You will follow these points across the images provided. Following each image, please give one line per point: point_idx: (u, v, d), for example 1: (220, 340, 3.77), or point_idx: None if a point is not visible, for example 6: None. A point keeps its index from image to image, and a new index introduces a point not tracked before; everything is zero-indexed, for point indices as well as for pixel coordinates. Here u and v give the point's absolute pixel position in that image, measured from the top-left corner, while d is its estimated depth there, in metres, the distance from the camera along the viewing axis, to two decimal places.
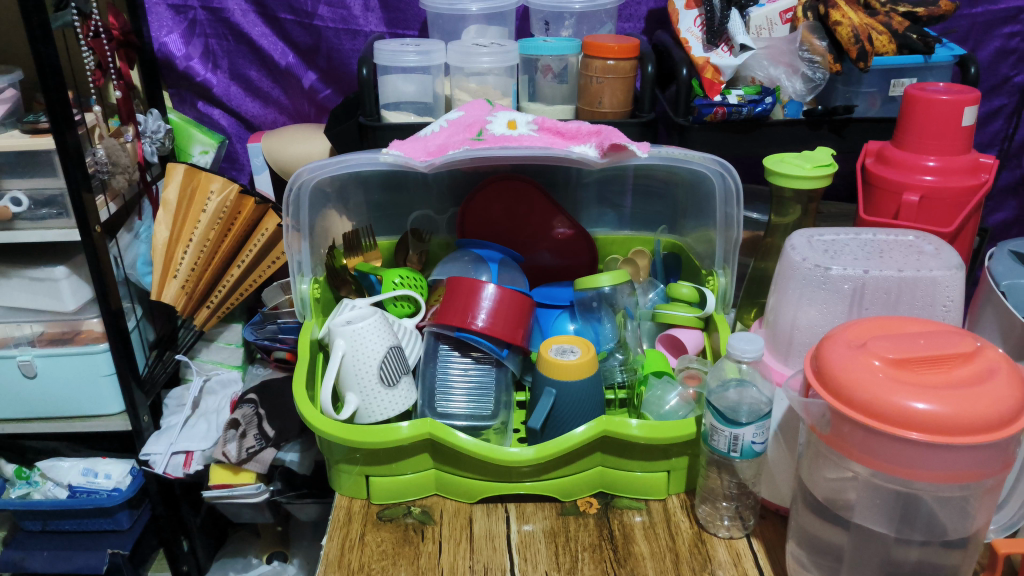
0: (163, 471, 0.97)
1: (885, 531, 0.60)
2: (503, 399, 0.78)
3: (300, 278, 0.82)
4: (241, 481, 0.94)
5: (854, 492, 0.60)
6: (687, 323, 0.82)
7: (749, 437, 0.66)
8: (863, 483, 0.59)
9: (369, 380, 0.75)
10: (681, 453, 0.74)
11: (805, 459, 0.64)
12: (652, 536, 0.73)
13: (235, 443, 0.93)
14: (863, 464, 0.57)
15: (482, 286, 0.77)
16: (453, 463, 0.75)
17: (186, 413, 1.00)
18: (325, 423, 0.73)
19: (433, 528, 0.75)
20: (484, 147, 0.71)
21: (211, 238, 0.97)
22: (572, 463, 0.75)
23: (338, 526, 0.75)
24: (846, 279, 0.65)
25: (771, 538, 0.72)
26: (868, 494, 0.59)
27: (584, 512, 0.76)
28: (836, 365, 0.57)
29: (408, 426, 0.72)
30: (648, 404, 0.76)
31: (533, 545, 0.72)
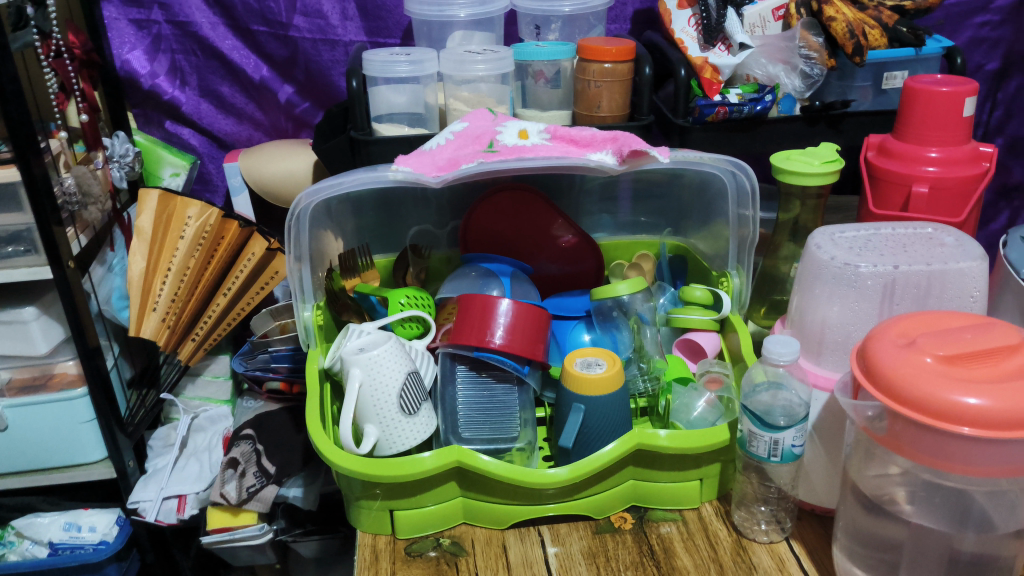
0: (155, 518, 0.91)
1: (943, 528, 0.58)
2: (526, 416, 0.76)
3: (303, 303, 0.78)
4: (242, 523, 0.89)
5: (910, 491, 0.59)
6: (702, 325, 0.81)
7: (789, 441, 0.65)
8: (920, 482, 0.58)
9: (389, 410, 0.71)
10: (713, 460, 0.74)
11: (853, 459, 0.63)
12: (693, 548, 0.72)
13: (234, 483, 0.88)
14: (923, 465, 0.56)
15: (496, 302, 0.74)
16: (480, 489, 0.73)
17: (174, 454, 0.95)
18: (348, 460, 0.69)
19: (467, 559, 0.72)
20: (497, 160, 0.70)
21: (192, 265, 0.92)
22: (603, 481, 0.73)
23: (366, 567, 0.71)
24: (876, 275, 0.65)
25: (811, 539, 0.72)
26: (926, 492, 0.58)
27: (620, 528, 0.74)
28: (884, 363, 0.56)
29: (432, 456, 0.70)
30: (676, 413, 0.75)
31: (573, 568, 0.70)
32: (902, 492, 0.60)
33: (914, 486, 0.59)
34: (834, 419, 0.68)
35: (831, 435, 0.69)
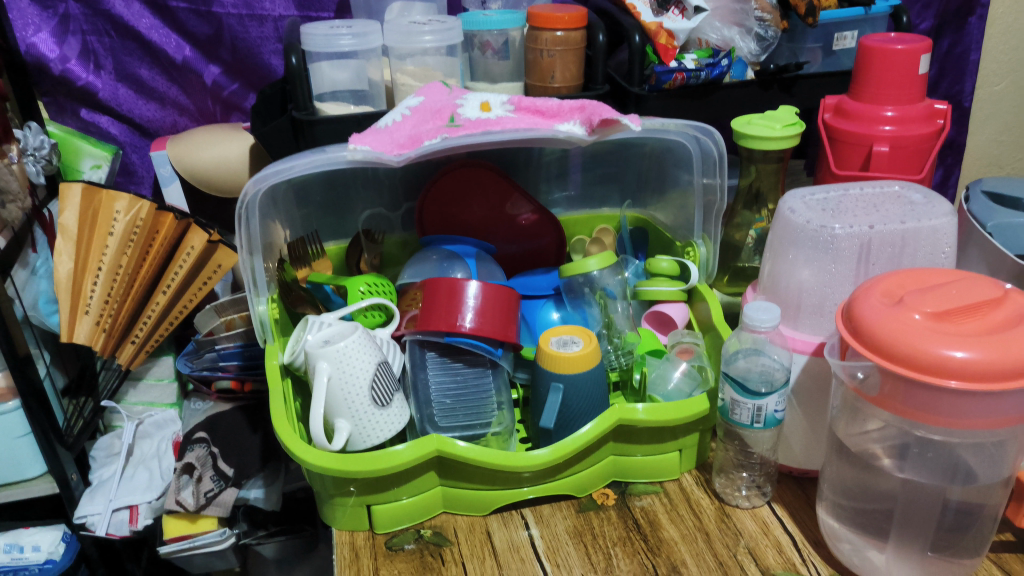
0: (105, 532, 0.86)
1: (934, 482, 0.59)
2: (502, 399, 0.73)
3: (258, 297, 0.73)
4: (201, 530, 0.85)
5: (905, 448, 0.60)
6: (671, 297, 0.80)
7: (772, 407, 0.66)
8: (914, 440, 0.59)
9: (361, 403, 0.68)
10: (691, 431, 0.73)
11: (839, 419, 0.65)
12: (677, 519, 0.71)
13: (191, 489, 0.83)
14: (917, 422, 0.56)
15: (464, 285, 0.72)
16: (458, 477, 0.71)
17: (120, 463, 0.89)
18: (320, 457, 0.66)
19: (451, 549, 0.69)
20: (463, 134, 0.67)
21: (125, 263, 0.86)
22: (584, 460, 0.72)
23: (347, 565, 0.68)
24: (852, 237, 0.67)
25: (792, 500, 0.73)
26: (921, 449, 0.59)
27: (603, 505, 0.73)
28: (872, 321, 0.57)
29: (408, 448, 0.67)
30: (653, 385, 0.74)
31: (561, 549, 0.68)
32: (887, 449, 0.61)
33: (898, 441, 0.60)
34: (815, 384, 0.70)
35: (811, 400, 0.70)
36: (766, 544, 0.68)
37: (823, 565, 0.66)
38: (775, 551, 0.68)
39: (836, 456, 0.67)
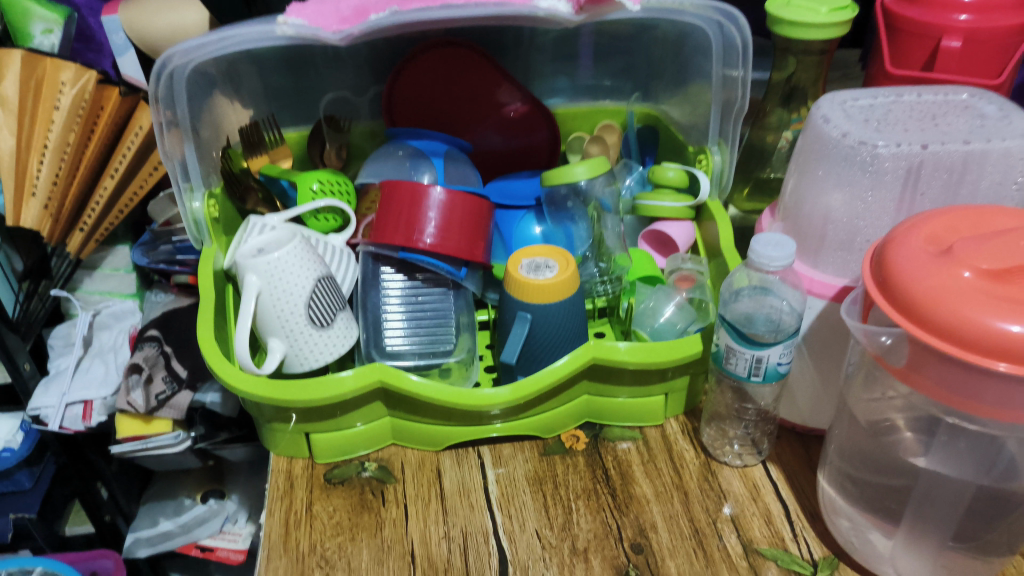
0: (58, 427, 0.80)
1: (968, 475, 0.49)
2: (464, 322, 0.66)
3: (189, 193, 0.64)
4: (155, 432, 0.80)
5: (936, 431, 0.49)
6: (673, 214, 0.69)
7: (774, 359, 0.56)
8: (945, 425, 0.48)
9: (297, 323, 0.59)
10: (682, 374, 0.66)
11: (851, 382, 0.56)
12: (653, 472, 0.65)
13: (140, 390, 0.77)
14: (952, 407, 0.45)
15: (426, 191, 0.61)
16: (410, 409, 0.63)
17: (77, 355, 0.82)
18: (249, 383, 0.58)
19: (395, 487, 0.63)
20: (414, 9, 0.54)
21: (73, 141, 0.77)
22: (555, 398, 0.65)
23: (278, 498, 0.62)
24: (897, 158, 0.54)
25: (791, 463, 0.66)
26: (953, 437, 0.48)
27: (571, 450, 0.67)
28: (908, 277, 0.45)
29: (352, 376, 0.59)
30: (640, 319, 0.65)
31: (516, 497, 0.62)
32: (907, 420, 0.52)
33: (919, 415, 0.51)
34: (832, 333, 0.59)
35: (827, 353, 0.61)
36: (752, 512, 0.62)
37: (815, 544, 0.60)
38: (762, 522, 0.62)
39: (847, 421, 0.58)
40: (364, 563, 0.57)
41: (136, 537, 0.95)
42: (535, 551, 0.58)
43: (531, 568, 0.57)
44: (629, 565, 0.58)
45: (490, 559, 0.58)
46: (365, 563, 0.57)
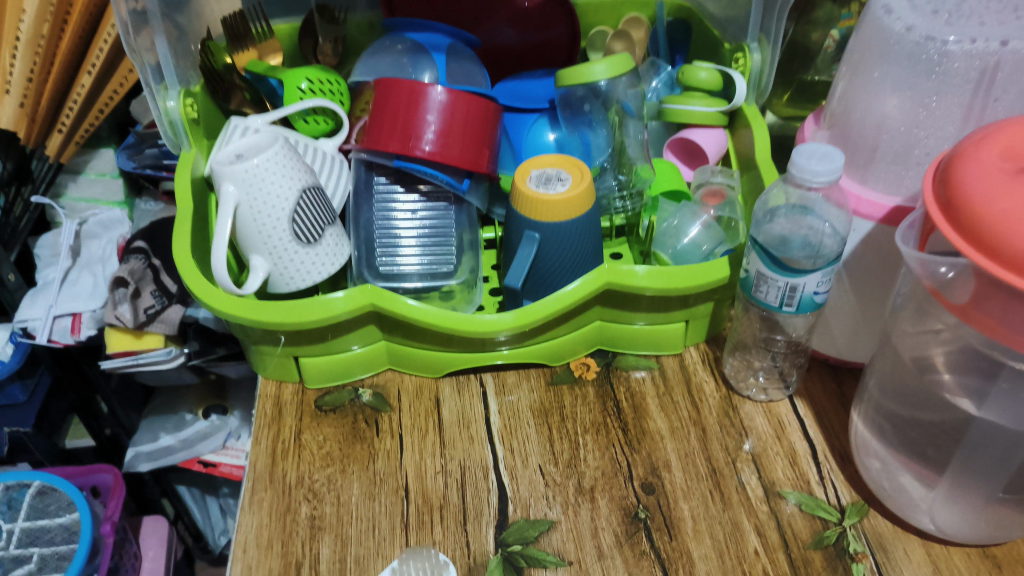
0: (47, 340, 0.75)
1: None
2: (467, 240, 0.60)
3: (163, 91, 0.57)
4: (146, 347, 0.74)
5: (998, 378, 0.43)
6: (705, 120, 0.62)
7: (812, 287, 0.50)
8: (1009, 371, 0.42)
9: (280, 238, 0.53)
10: (705, 300, 0.60)
11: (903, 313, 0.50)
12: (669, 406, 0.60)
13: (128, 304, 0.72)
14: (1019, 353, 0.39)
15: (425, 91, 0.54)
16: (407, 334, 0.59)
17: (64, 265, 0.76)
18: (229, 304, 0.53)
19: (390, 417, 0.60)
20: None
21: (46, 33, 0.70)
22: (564, 324, 0.60)
23: (265, 425, 0.59)
24: (969, 57, 0.46)
25: (821, 398, 0.61)
26: (1016, 385, 0.42)
27: (580, 379, 0.62)
28: (981, 199, 0.38)
29: (343, 297, 0.53)
30: (661, 240, 0.59)
31: (520, 430, 0.59)
32: (956, 358, 0.46)
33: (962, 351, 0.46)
34: (876, 258, 0.53)
35: (870, 281, 0.55)
36: (776, 451, 0.57)
37: (844, 487, 0.55)
38: (786, 462, 0.57)
39: (891, 355, 0.52)
40: (354, 498, 0.54)
41: (136, 452, 0.92)
42: (538, 489, 0.55)
43: (533, 506, 0.54)
44: (638, 505, 0.54)
45: (489, 496, 0.54)
46: (354, 498, 0.54)
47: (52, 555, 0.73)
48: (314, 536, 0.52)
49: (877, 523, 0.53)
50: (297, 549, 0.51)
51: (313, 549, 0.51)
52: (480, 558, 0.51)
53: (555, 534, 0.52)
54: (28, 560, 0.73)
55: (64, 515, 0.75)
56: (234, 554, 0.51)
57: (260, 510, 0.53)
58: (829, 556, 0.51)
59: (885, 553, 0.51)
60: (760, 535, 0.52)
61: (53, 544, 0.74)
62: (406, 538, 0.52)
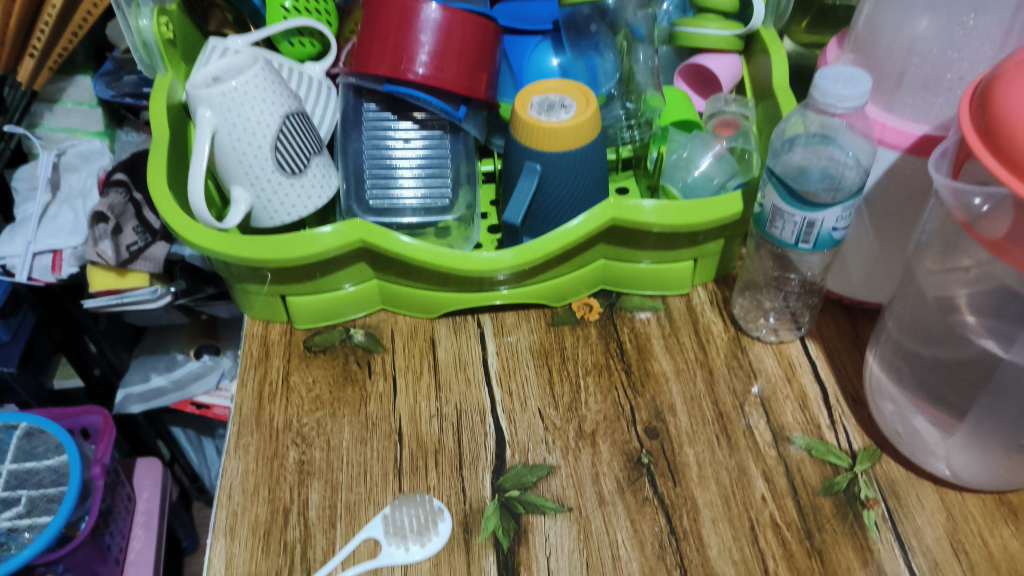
0: (28, 279, 0.72)
1: None
2: (464, 173, 0.57)
3: (133, 10, 0.53)
4: (130, 286, 0.71)
5: None
6: (720, 45, 0.58)
7: (830, 223, 0.47)
8: None
9: (262, 169, 0.50)
10: (716, 238, 0.57)
11: (933, 250, 0.47)
12: (674, 348, 0.58)
13: (110, 240, 0.68)
14: None
15: (418, 9, 0.50)
16: (401, 273, 0.56)
17: (42, 199, 0.73)
18: (209, 238, 0.50)
19: (383, 358, 0.57)
20: None
21: None
22: (566, 263, 0.57)
23: (252, 366, 0.56)
24: None
25: (834, 339, 0.58)
26: None
27: (583, 321, 0.60)
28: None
29: (331, 232, 0.50)
30: (670, 172, 0.56)
31: (518, 372, 0.56)
32: (988, 297, 0.44)
33: (994, 288, 0.44)
34: (900, 192, 0.50)
35: (892, 215, 0.51)
36: (786, 394, 0.55)
37: (856, 431, 0.53)
38: (796, 405, 0.54)
39: (916, 293, 0.49)
40: (345, 443, 0.52)
41: (127, 393, 0.89)
42: (537, 433, 0.53)
43: (532, 451, 0.52)
44: (641, 450, 0.52)
45: (486, 440, 0.52)
46: (345, 442, 0.52)
47: (42, 498, 0.69)
48: (303, 481, 0.50)
49: (890, 469, 0.51)
50: (285, 494, 0.49)
51: (302, 494, 0.49)
52: (476, 504, 0.49)
53: (555, 480, 0.50)
54: (16, 502, 0.69)
55: (52, 457, 0.71)
56: (219, 500, 0.49)
57: (246, 455, 0.51)
58: (840, 503, 0.49)
59: (898, 499, 0.49)
60: (768, 481, 0.50)
61: (41, 486, 0.70)
62: (399, 484, 0.50)
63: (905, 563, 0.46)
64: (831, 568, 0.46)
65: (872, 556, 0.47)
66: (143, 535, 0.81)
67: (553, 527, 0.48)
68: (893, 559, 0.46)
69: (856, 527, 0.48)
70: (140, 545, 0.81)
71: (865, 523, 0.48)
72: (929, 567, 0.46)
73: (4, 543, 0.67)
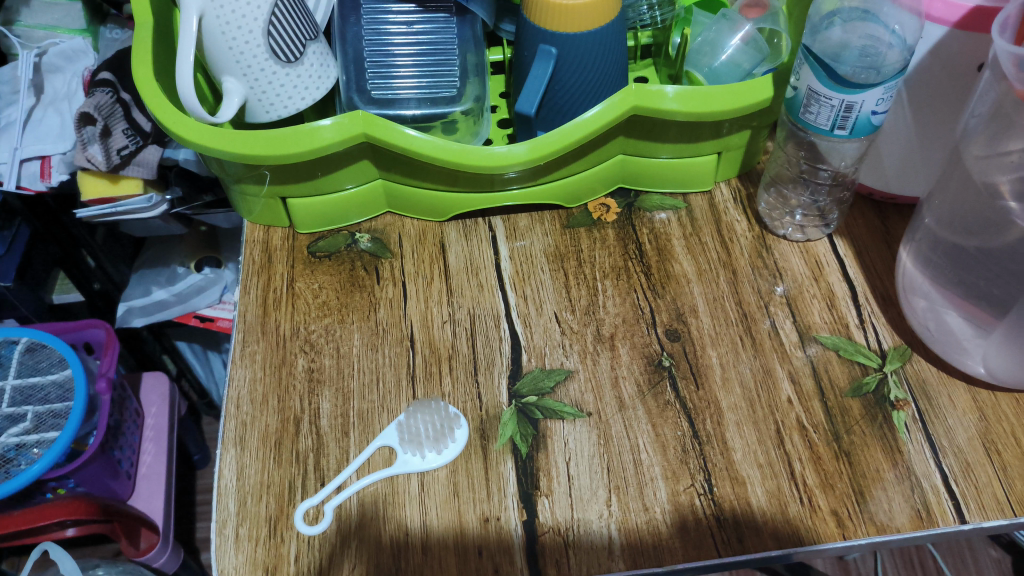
0: (16, 188, 0.69)
1: None
2: (471, 63, 0.53)
3: None
4: (124, 194, 0.68)
5: None
6: None
7: (870, 106, 0.43)
8: None
9: (255, 56, 0.47)
10: (741, 130, 0.54)
11: (978, 135, 0.43)
12: (696, 247, 0.55)
13: (99, 144, 0.65)
14: None
15: None
16: (407, 171, 0.53)
17: (25, 102, 0.69)
18: (202, 134, 0.46)
19: (391, 263, 0.55)
20: None
21: None
22: (582, 159, 0.53)
23: (255, 273, 0.54)
24: None
25: (863, 236, 0.55)
26: None
27: (600, 222, 0.57)
28: None
29: (331, 125, 0.47)
30: (695, 58, 0.54)
31: (533, 276, 0.54)
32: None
33: None
34: (944, 73, 0.46)
35: (933, 99, 0.48)
36: (813, 294, 0.53)
37: (886, 331, 0.51)
38: (823, 305, 0.52)
39: (957, 181, 0.46)
40: (355, 349, 0.50)
41: (129, 307, 0.87)
42: (553, 337, 0.50)
43: (549, 355, 0.50)
44: (662, 353, 0.50)
45: (501, 346, 0.50)
46: (356, 349, 0.50)
47: (47, 413, 0.67)
48: (313, 390, 0.48)
49: (921, 368, 0.49)
50: (295, 404, 0.47)
51: (312, 403, 0.47)
52: (492, 411, 0.47)
53: (573, 384, 0.48)
54: (22, 418, 0.67)
55: (56, 371, 0.69)
56: (227, 410, 0.47)
57: (252, 363, 0.49)
58: (869, 404, 0.47)
59: (928, 400, 0.47)
60: (794, 383, 0.48)
61: (47, 402, 0.68)
62: (413, 391, 0.48)
63: (935, 463, 0.44)
64: (859, 470, 0.44)
65: (901, 457, 0.45)
66: (154, 450, 0.80)
67: (572, 432, 0.46)
68: (923, 460, 0.45)
69: (885, 428, 0.46)
70: (150, 459, 0.80)
71: (895, 424, 0.46)
72: (961, 467, 0.44)
73: (13, 459, 0.65)
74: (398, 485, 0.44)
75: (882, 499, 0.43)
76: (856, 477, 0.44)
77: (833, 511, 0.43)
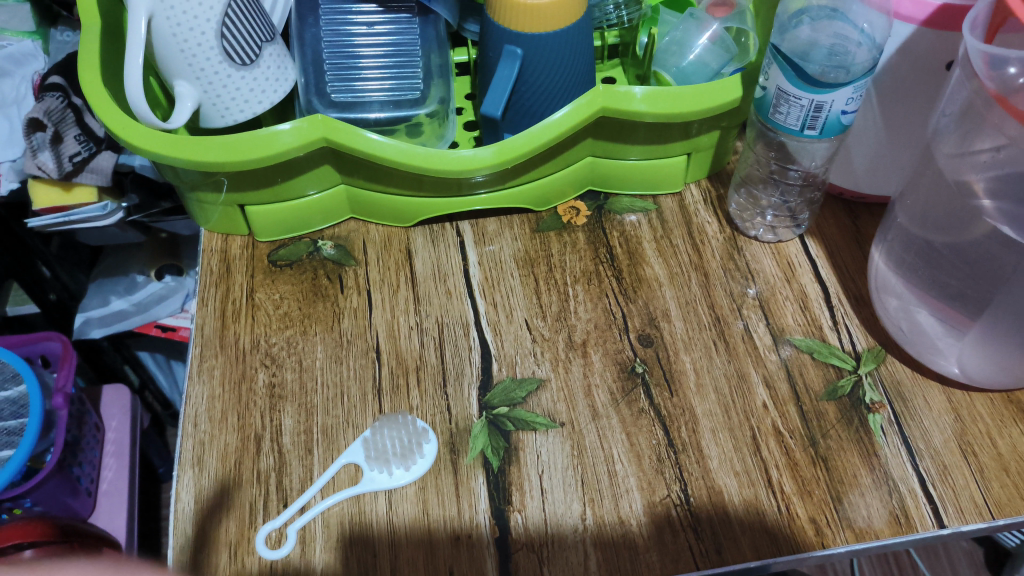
0: None
1: None
2: (436, 64, 0.52)
3: None
4: (78, 203, 0.66)
5: None
6: None
7: (839, 106, 0.43)
8: None
9: (207, 59, 0.45)
10: (710, 130, 0.53)
11: (947, 134, 0.42)
12: (667, 250, 0.54)
13: (49, 151, 0.61)
14: None
15: None
16: (370, 176, 0.51)
17: None
18: (152, 140, 0.44)
19: (356, 271, 0.53)
20: None
21: None
22: (550, 162, 0.52)
23: (213, 283, 0.52)
24: None
25: (834, 236, 0.55)
26: None
27: (570, 225, 0.56)
28: None
29: (290, 130, 0.45)
30: (662, 59, 0.53)
31: (503, 282, 0.52)
32: (1003, 182, 0.40)
33: None
34: (913, 72, 0.46)
35: (902, 98, 0.47)
36: (786, 295, 0.52)
37: (860, 332, 0.50)
38: (796, 307, 0.51)
39: (928, 181, 0.45)
40: (319, 362, 0.48)
41: (87, 318, 0.84)
42: (524, 345, 0.49)
43: (520, 364, 0.48)
44: (635, 359, 0.49)
45: (470, 355, 0.49)
46: (319, 362, 0.48)
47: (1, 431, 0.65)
48: (275, 406, 0.46)
49: (895, 369, 0.48)
50: (255, 421, 0.46)
51: (274, 420, 0.46)
52: (462, 424, 0.46)
53: (545, 394, 0.47)
54: None
55: (11, 387, 0.66)
56: (184, 429, 0.45)
57: (210, 379, 0.47)
58: (844, 407, 0.47)
59: (904, 402, 0.47)
60: (769, 387, 0.47)
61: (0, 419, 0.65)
62: (379, 405, 0.46)
63: (913, 467, 0.44)
64: (836, 475, 0.44)
65: (878, 461, 0.44)
66: (115, 465, 0.78)
67: (544, 444, 0.45)
68: (901, 464, 0.44)
69: (862, 431, 0.45)
70: (111, 475, 0.77)
71: (871, 427, 0.46)
72: (939, 471, 0.44)
73: None
74: (364, 504, 0.42)
75: (860, 504, 0.42)
76: (833, 483, 0.43)
77: (812, 520, 0.42)
